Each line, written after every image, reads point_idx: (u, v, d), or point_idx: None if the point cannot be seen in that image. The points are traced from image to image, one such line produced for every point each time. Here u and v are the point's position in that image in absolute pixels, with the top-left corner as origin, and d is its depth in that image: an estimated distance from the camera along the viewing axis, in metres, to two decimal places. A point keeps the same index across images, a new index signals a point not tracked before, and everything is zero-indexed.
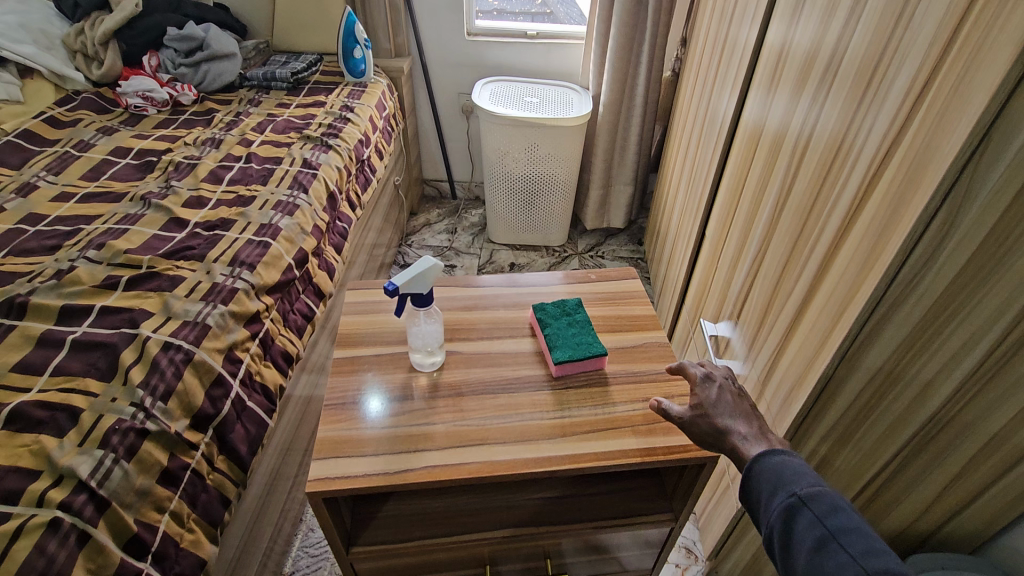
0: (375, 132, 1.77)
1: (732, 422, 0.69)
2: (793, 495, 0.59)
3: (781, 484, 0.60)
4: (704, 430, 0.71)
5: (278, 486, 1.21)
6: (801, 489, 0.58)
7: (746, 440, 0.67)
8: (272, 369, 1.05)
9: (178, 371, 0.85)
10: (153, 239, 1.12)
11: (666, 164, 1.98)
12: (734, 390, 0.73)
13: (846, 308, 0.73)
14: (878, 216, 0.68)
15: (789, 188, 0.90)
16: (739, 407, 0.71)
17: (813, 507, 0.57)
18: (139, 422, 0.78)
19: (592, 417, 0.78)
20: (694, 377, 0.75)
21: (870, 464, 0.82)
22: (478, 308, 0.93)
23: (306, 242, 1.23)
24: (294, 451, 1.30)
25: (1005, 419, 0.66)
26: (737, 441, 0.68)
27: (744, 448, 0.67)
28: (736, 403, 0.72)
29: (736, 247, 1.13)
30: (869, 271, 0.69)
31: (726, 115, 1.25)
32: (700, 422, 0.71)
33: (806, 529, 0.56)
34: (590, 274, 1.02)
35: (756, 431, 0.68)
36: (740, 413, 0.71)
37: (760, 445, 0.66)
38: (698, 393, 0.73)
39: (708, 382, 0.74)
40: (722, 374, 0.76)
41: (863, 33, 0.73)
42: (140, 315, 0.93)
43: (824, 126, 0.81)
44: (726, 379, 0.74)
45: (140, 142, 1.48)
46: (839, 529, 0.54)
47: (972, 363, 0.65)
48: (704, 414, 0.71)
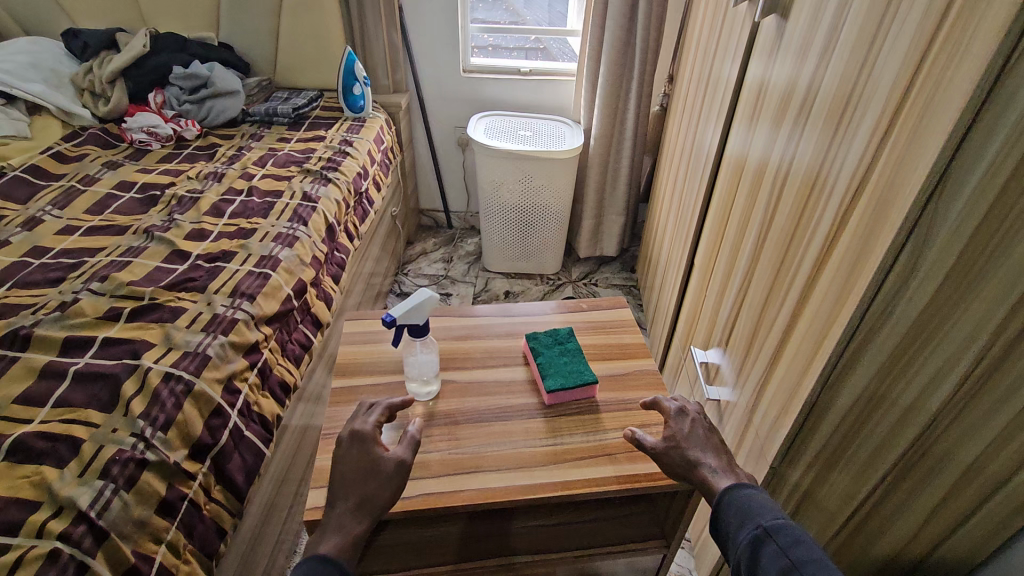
0: (373, 165, 1.82)
1: (703, 455, 0.73)
2: (759, 528, 0.62)
3: (748, 517, 0.64)
4: (676, 461, 0.74)
5: (274, 515, 1.22)
6: (767, 521, 0.62)
7: (715, 473, 0.71)
8: (269, 399, 1.06)
9: (179, 401, 0.87)
10: (156, 271, 1.14)
11: (657, 194, 2.03)
12: (706, 425, 0.77)
13: (825, 336, 0.75)
14: (851, 248, 0.70)
15: (771, 220, 0.94)
16: (710, 441, 0.75)
17: (777, 539, 0.60)
18: (139, 453, 0.79)
19: (584, 444, 0.80)
20: (668, 409, 0.79)
21: (870, 476, 0.85)
22: (474, 338, 0.96)
23: (305, 273, 1.26)
24: (290, 480, 1.31)
25: (1011, 418, 0.72)
26: (708, 473, 0.71)
27: (713, 480, 0.70)
28: (707, 437, 0.76)
29: (724, 275, 1.16)
30: (844, 301, 0.71)
31: (711, 148, 1.30)
32: (672, 453, 0.75)
33: (770, 559, 0.58)
34: (581, 303, 1.05)
35: (725, 465, 0.72)
36: (710, 447, 0.75)
37: (728, 478, 0.70)
38: (672, 426, 0.77)
39: (681, 415, 0.78)
40: (694, 409, 0.80)
41: (831, 75, 0.77)
42: (142, 346, 0.95)
43: (801, 161, 0.85)
44: (698, 414, 0.79)
45: (145, 176, 1.53)
46: (802, 561, 0.56)
47: (961, 373, 0.70)
48: (677, 446, 0.75)
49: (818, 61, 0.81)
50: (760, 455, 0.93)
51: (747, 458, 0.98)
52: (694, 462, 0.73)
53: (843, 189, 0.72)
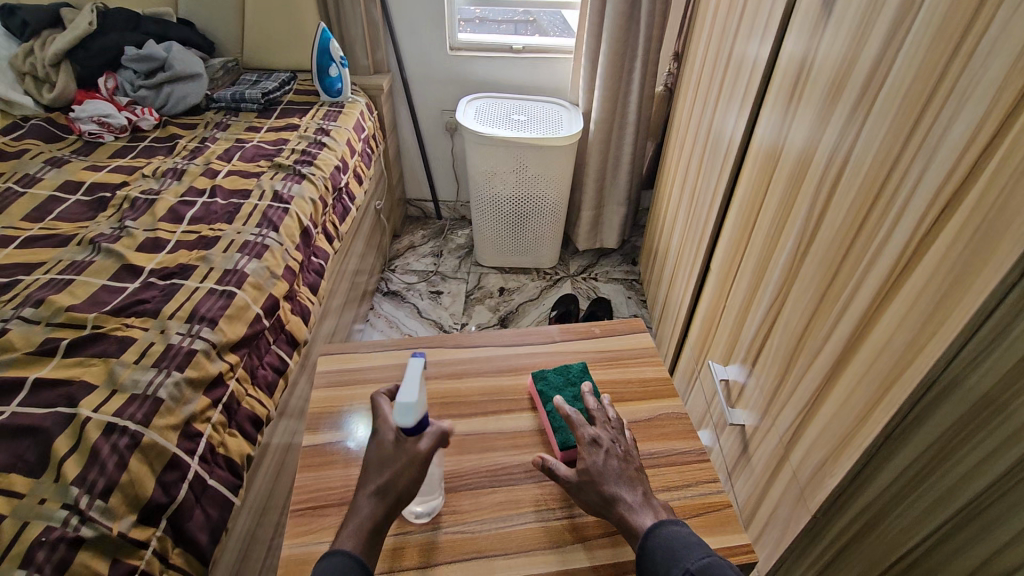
0: (353, 156, 1.66)
1: (619, 488, 0.63)
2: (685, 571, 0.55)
3: (673, 560, 0.56)
4: (591, 497, 0.64)
5: (252, 555, 1.10)
6: (693, 563, 0.55)
7: (633, 510, 0.62)
8: (237, 438, 0.93)
9: (123, 459, 0.74)
10: (101, 292, 0.99)
11: (661, 182, 1.90)
12: (621, 453, 0.67)
13: (895, 375, 0.63)
14: (933, 279, 0.58)
15: (815, 230, 0.81)
16: (626, 471, 0.66)
17: None
18: (72, 530, 0.66)
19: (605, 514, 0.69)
20: (581, 437, 0.67)
21: (906, 540, 0.72)
22: (471, 375, 0.82)
23: (276, 288, 1.12)
24: (270, 512, 1.19)
25: None
26: (625, 511, 0.62)
27: (631, 519, 0.61)
28: (623, 466, 0.66)
29: (750, 286, 1.04)
30: (926, 341, 0.59)
31: (734, 137, 1.17)
32: (586, 490, 0.64)
33: None
34: (592, 326, 0.92)
35: (642, 498, 0.64)
36: (626, 478, 0.65)
37: (647, 516, 0.62)
38: (584, 456, 0.66)
39: (594, 443, 0.67)
40: (609, 436, 0.69)
41: (905, 64, 0.64)
42: (80, 390, 0.80)
43: (859, 164, 0.72)
44: (613, 442, 0.68)
45: (94, 175, 1.36)
46: None
47: None
48: (591, 482, 0.64)
49: (884, 46, 0.68)
50: (800, 499, 0.82)
51: (782, 499, 0.88)
52: (607, 498, 0.63)
53: (925, 205, 0.60)
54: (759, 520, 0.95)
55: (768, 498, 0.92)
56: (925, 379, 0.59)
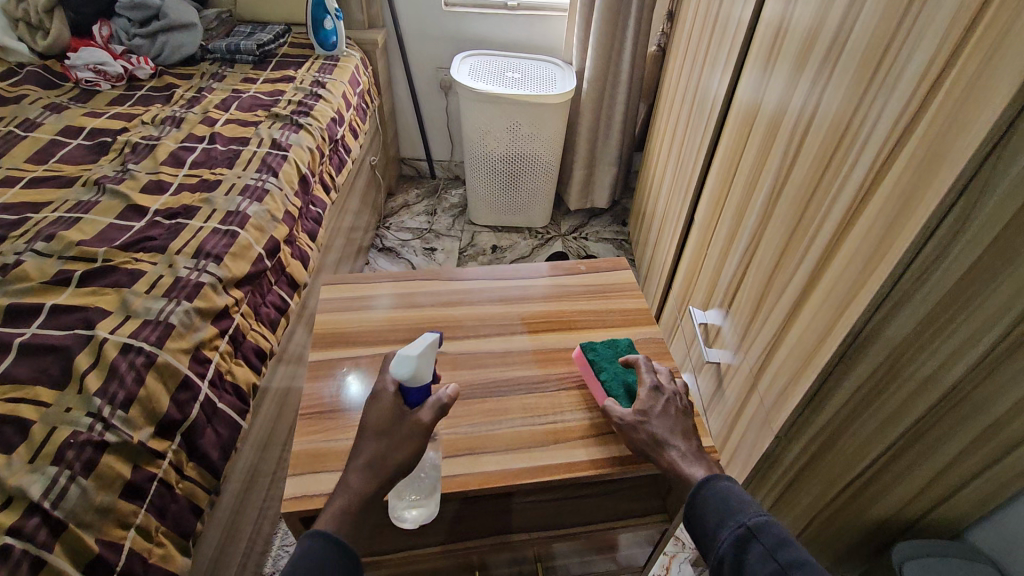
0: (348, 110, 1.68)
1: (673, 436, 0.69)
2: (741, 525, 0.59)
3: (728, 513, 0.61)
4: (643, 439, 0.70)
5: (256, 484, 1.18)
6: (749, 518, 0.59)
7: (684, 458, 0.68)
8: (243, 367, 1.00)
9: (140, 376, 0.79)
10: (109, 229, 1.03)
11: (651, 144, 1.94)
12: (679, 406, 0.73)
13: (848, 298, 0.70)
14: (885, 209, 0.64)
15: (787, 174, 0.87)
16: (682, 424, 0.71)
17: (762, 538, 0.57)
18: (97, 434, 0.72)
19: (585, 421, 0.75)
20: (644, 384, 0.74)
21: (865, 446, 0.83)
22: (464, 304, 0.88)
23: (277, 230, 1.16)
24: (272, 445, 1.26)
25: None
26: (676, 457, 0.68)
27: (681, 465, 0.67)
28: (679, 420, 0.72)
29: (728, 235, 1.10)
30: (876, 266, 0.65)
31: (718, 93, 1.21)
32: (640, 431, 0.70)
33: (756, 561, 0.55)
34: (578, 264, 0.97)
35: (693, 450, 0.69)
36: (681, 431, 0.71)
37: (697, 464, 0.67)
38: (645, 401, 0.72)
39: (657, 393, 0.73)
40: (670, 388, 0.75)
41: (872, 10, 0.68)
42: (96, 314, 0.85)
43: (827, 110, 0.77)
44: (674, 395, 0.74)
45: (94, 120, 1.37)
46: (789, 564, 0.54)
47: (983, 348, 0.67)
48: (647, 424, 0.70)
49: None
50: (765, 423, 0.90)
51: (751, 424, 0.95)
52: (658, 441, 0.69)
53: (881, 140, 0.65)
54: (731, 447, 1.03)
55: (738, 426, 1.00)
56: (873, 301, 0.66)
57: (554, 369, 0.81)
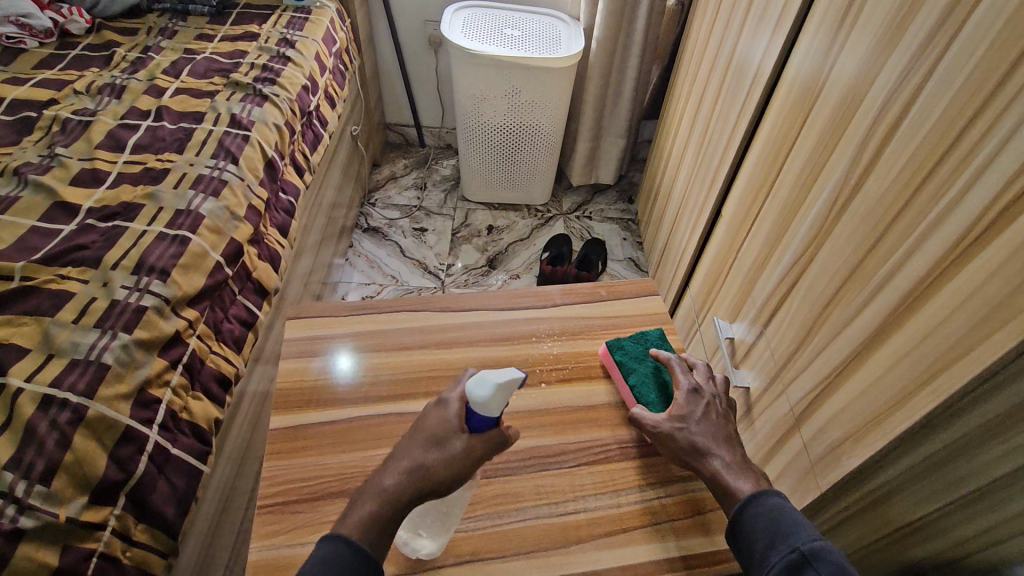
0: (324, 74, 1.46)
1: (714, 443, 0.58)
2: (794, 551, 0.49)
3: (778, 534, 0.50)
4: (680, 446, 0.59)
5: (232, 504, 1.05)
6: (804, 542, 0.49)
7: (729, 469, 0.56)
8: (202, 400, 0.85)
9: (65, 438, 0.65)
10: (30, 235, 0.85)
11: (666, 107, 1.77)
12: (722, 410, 0.62)
13: (953, 352, 0.56)
14: (1017, 255, 0.50)
15: (858, 184, 0.71)
16: (725, 429, 0.60)
17: (820, 567, 0.46)
18: (9, 522, 0.59)
19: (614, 510, 0.58)
20: (680, 384, 0.63)
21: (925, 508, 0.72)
22: (457, 346, 0.68)
23: (239, 230, 0.98)
24: (251, 459, 1.13)
25: None
26: (719, 468, 0.57)
27: (725, 477, 0.56)
28: (722, 425, 0.61)
29: (768, 241, 0.95)
30: (999, 322, 0.52)
31: (764, 64, 1.02)
32: (677, 437, 0.59)
33: None
34: (597, 287, 0.77)
35: (740, 461, 0.58)
36: (723, 438, 0.60)
37: (745, 477, 0.56)
38: (681, 403, 0.61)
39: (694, 394, 0.62)
40: (711, 390, 0.64)
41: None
42: (7, 355, 0.69)
43: (927, 111, 0.61)
44: (716, 397, 0.63)
45: (16, 88, 1.15)
46: None
47: None
48: (683, 428, 0.59)
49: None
50: (812, 474, 0.78)
51: (788, 470, 0.84)
52: (699, 448, 0.58)
53: (1018, 162, 0.50)
54: None
55: (772, 465, 0.88)
56: (993, 365, 0.53)
57: (572, 436, 0.63)
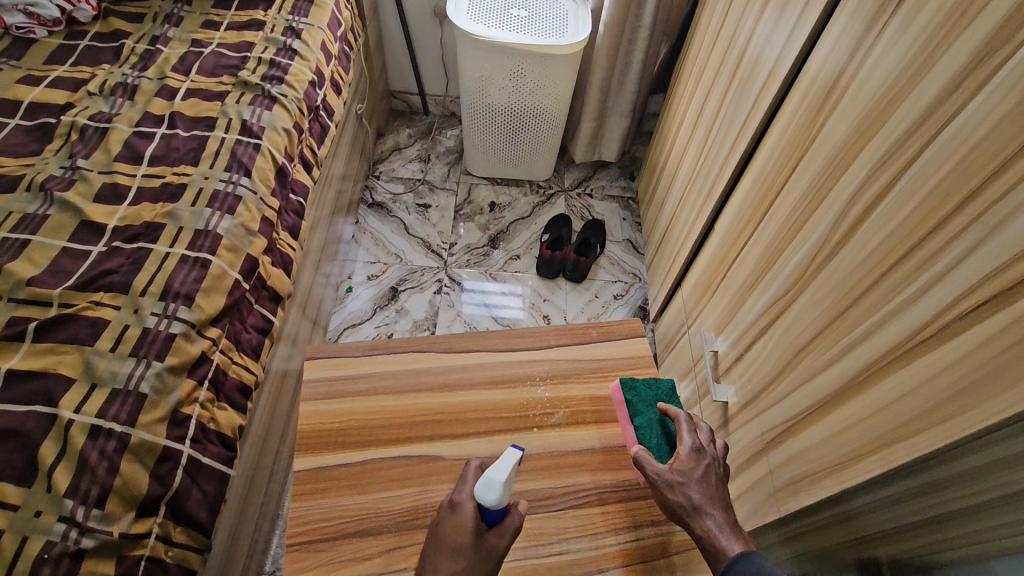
0: (330, 62, 1.45)
1: (709, 504, 0.64)
2: None
3: None
4: (679, 502, 0.64)
5: (258, 478, 1.16)
6: None
7: (720, 528, 0.62)
8: (228, 410, 0.92)
9: (113, 464, 0.74)
10: (62, 257, 0.91)
11: (674, 89, 1.65)
12: (719, 473, 0.68)
13: (899, 431, 0.63)
14: (961, 363, 0.56)
15: (835, 249, 0.75)
16: (721, 492, 0.66)
17: None
18: (73, 543, 0.69)
19: (591, 553, 0.66)
20: (684, 442, 0.69)
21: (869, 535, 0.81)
22: (457, 387, 0.75)
23: (254, 245, 1.03)
24: (273, 436, 1.24)
25: None
26: (712, 527, 0.62)
27: (716, 536, 0.62)
28: (718, 487, 0.66)
29: (754, 269, 0.99)
30: (935, 422, 0.59)
31: (784, 55, 0.93)
32: (676, 492, 0.65)
33: None
34: (589, 326, 0.84)
35: (730, 522, 0.63)
36: (718, 499, 0.65)
37: (733, 539, 0.62)
38: (685, 460, 0.67)
39: (698, 456, 0.68)
40: (712, 452, 0.70)
41: (980, 109, 0.55)
42: (57, 384, 0.78)
43: (904, 196, 0.64)
44: (715, 459, 0.69)
45: (31, 89, 1.17)
46: None
47: None
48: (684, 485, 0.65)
49: (963, 71, 0.57)
50: (773, 497, 0.87)
51: (755, 488, 0.93)
52: (693, 505, 0.64)
53: (970, 283, 0.55)
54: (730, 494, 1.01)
55: (742, 479, 0.97)
56: (926, 454, 0.60)
57: (559, 480, 0.70)
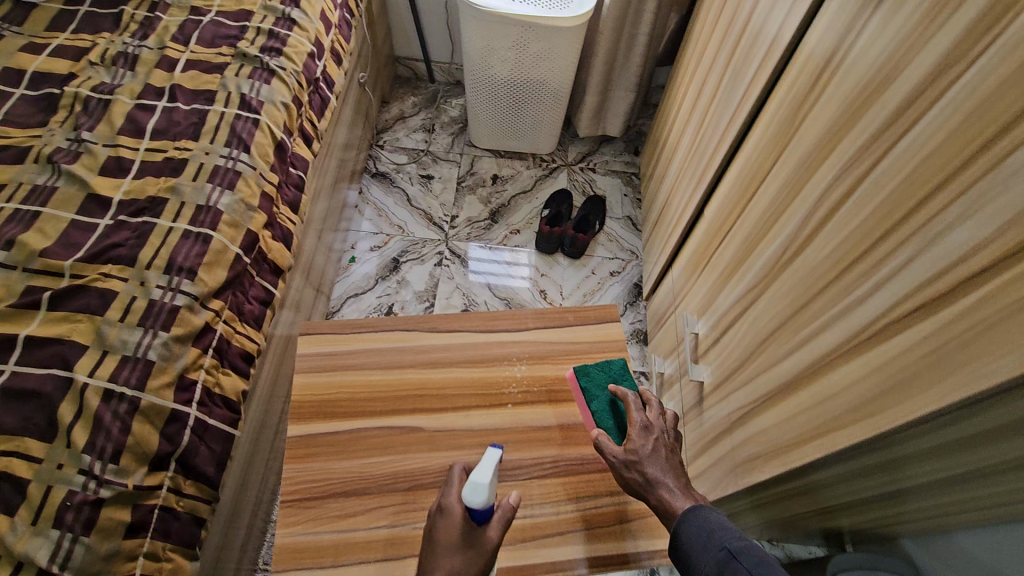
0: (330, 31, 1.44)
1: (662, 473, 0.70)
2: (724, 549, 0.62)
3: (711, 536, 0.63)
4: (633, 478, 0.70)
5: (264, 436, 1.24)
6: (733, 542, 0.62)
7: (674, 493, 0.68)
8: (232, 376, 0.99)
9: (126, 425, 0.82)
10: (72, 229, 0.97)
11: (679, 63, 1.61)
12: (668, 443, 0.73)
13: (833, 424, 0.68)
14: (883, 369, 0.61)
15: (803, 245, 0.78)
16: (671, 460, 0.71)
17: (742, 559, 0.60)
18: (93, 492, 0.77)
19: (555, 517, 0.74)
20: (633, 420, 0.73)
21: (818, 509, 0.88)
22: (440, 366, 0.81)
23: (254, 220, 1.08)
24: (277, 396, 1.32)
25: (982, 511, 0.73)
26: (666, 494, 0.68)
27: (670, 502, 0.68)
28: (669, 457, 0.72)
29: (733, 258, 1.02)
30: (864, 416, 0.63)
31: (784, 30, 0.90)
32: (630, 469, 0.70)
33: None
34: (568, 311, 0.89)
35: (683, 486, 0.70)
36: (670, 467, 0.71)
37: (686, 500, 0.68)
38: (634, 439, 0.72)
39: (645, 431, 0.72)
40: (660, 424, 0.74)
41: (927, 131, 0.58)
42: (72, 350, 0.84)
43: (858, 206, 0.67)
44: (663, 431, 0.74)
45: (35, 58, 1.20)
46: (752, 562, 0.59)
47: (961, 486, 0.67)
48: (636, 462, 0.70)
49: (919, 90, 0.59)
50: (732, 472, 0.94)
51: (718, 462, 0.99)
52: (652, 481, 0.69)
53: (902, 293, 0.59)
54: (697, 466, 1.09)
55: (708, 452, 1.04)
56: (852, 445, 0.65)
57: (529, 453, 0.77)
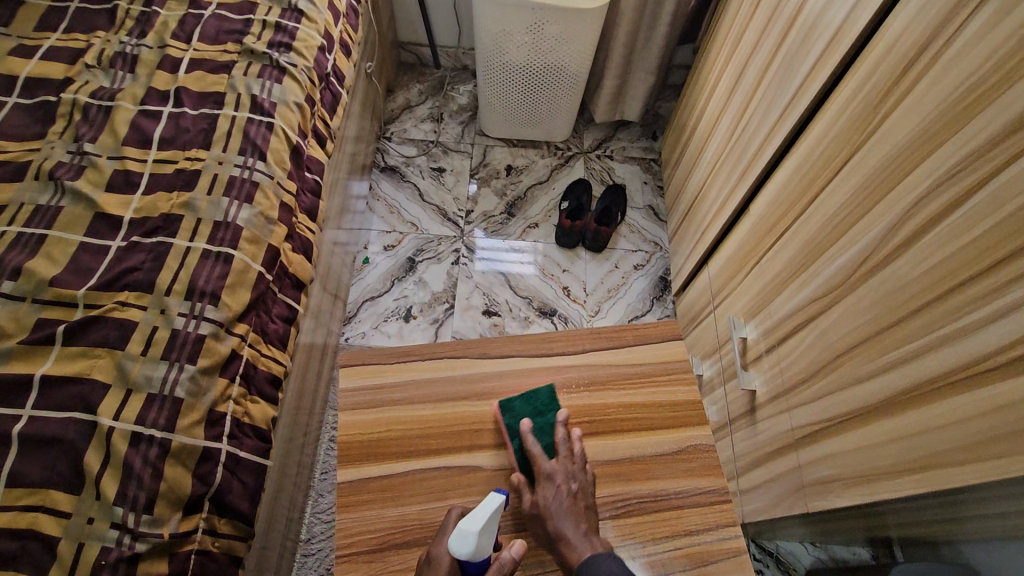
0: (338, 21, 1.35)
1: (563, 525, 0.63)
2: None
3: None
4: (539, 530, 0.65)
5: (292, 455, 1.19)
6: None
7: (571, 546, 0.62)
8: (261, 403, 0.92)
9: (157, 470, 0.76)
10: (83, 254, 0.89)
11: (706, 43, 1.52)
12: (575, 490, 0.66)
13: (945, 455, 0.63)
14: (1013, 407, 0.55)
15: (891, 255, 0.72)
16: (576, 509, 0.65)
17: None
18: (127, 547, 0.72)
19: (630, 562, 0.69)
20: (539, 468, 0.67)
21: None
22: (490, 396, 0.76)
23: (275, 234, 1.00)
24: (303, 411, 1.26)
25: None
26: (565, 546, 0.62)
27: (567, 554, 0.62)
28: (574, 504, 0.65)
29: (789, 263, 0.95)
30: (987, 455, 0.58)
31: (855, 14, 0.82)
32: (537, 521, 0.65)
33: None
34: (622, 329, 0.83)
35: (586, 537, 0.63)
36: (575, 517, 0.64)
37: (584, 552, 0.61)
38: (540, 488, 0.66)
39: (551, 479, 0.67)
40: (569, 471, 0.68)
41: None
42: (93, 390, 0.78)
43: (974, 218, 0.60)
44: (572, 477, 0.67)
45: (26, 62, 1.10)
46: None
47: None
48: (539, 513, 0.65)
49: None
50: (797, 491, 0.89)
51: (778, 478, 0.95)
52: (552, 531, 0.63)
53: None
54: (749, 478, 1.04)
55: (762, 466, 1.00)
56: (975, 483, 0.59)
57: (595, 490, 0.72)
